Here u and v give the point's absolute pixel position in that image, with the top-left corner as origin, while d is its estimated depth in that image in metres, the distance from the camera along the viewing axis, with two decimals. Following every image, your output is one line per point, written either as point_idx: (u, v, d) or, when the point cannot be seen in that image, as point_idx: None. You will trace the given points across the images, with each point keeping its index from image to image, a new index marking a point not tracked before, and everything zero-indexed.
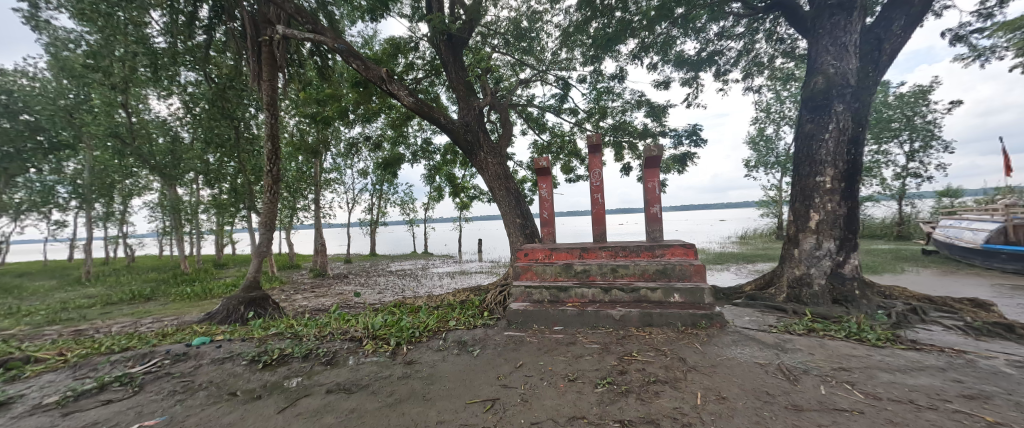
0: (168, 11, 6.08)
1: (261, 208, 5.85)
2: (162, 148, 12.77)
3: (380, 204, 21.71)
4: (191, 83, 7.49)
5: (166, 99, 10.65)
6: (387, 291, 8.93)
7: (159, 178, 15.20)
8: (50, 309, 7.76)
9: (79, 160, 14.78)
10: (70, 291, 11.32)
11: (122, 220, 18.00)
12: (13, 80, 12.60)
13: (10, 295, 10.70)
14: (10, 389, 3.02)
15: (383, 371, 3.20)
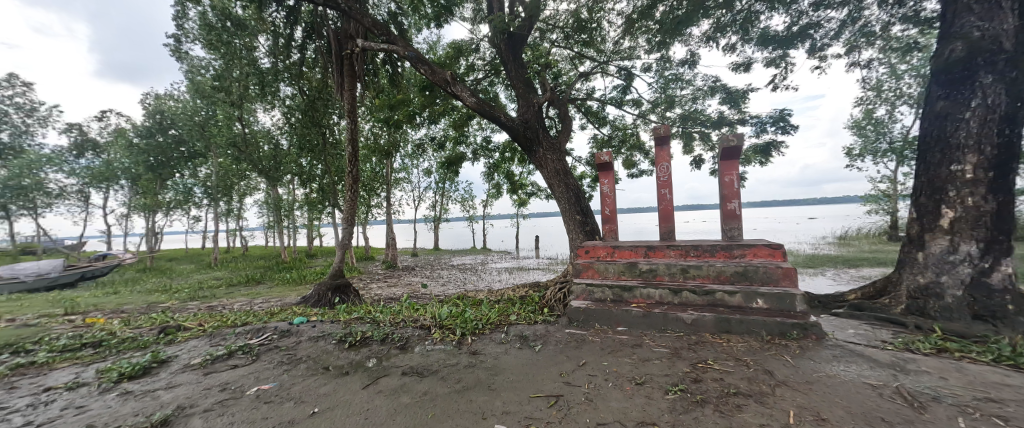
0: (270, 36, 7.05)
1: (344, 205, 6.54)
2: (266, 154, 14.98)
3: (442, 201, 22.94)
4: (288, 96, 8.65)
5: (270, 112, 12.46)
6: (450, 284, 9.44)
7: (264, 180, 17.88)
8: (193, 288, 9.63)
9: (208, 166, 18.05)
10: (203, 273, 13.91)
11: (238, 215, 21.55)
12: (165, 103, 15.79)
13: (164, 276, 13.47)
14: (169, 350, 3.79)
15: (450, 359, 3.38)
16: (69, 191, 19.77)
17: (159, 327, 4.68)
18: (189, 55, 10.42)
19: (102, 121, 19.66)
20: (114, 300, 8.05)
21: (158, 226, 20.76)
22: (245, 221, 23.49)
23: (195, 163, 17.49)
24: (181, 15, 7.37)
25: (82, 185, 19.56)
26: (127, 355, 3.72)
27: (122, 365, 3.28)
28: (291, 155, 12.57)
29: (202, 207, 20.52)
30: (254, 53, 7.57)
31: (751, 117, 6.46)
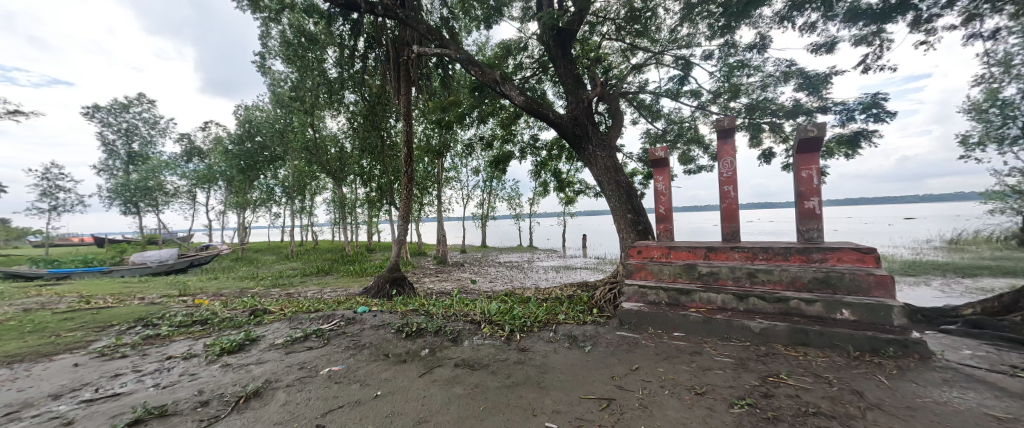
0: (338, 48, 7.72)
1: (400, 203, 6.95)
2: (333, 156, 16.41)
3: (490, 199, 23.41)
4: (352, 103, 9.38)
5: (337, 118, 13.64)
6: (498, 280, 9.62)
7: (331, 181, 19.64)
8: (276, 276, 10.93)
9: (285, 168, 20.23)
10: (282, 264, 15.68)
11: (309, 212, 23.93)
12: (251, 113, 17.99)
13: (251, 265, 15.44)
14: (258, 330, 4.33)
15: (499, 354, 3.47)
16: (182, 191, 23.45)
17: (251, 309, 5.38)
18: (272, 70, 11.76)
19: (205, 131, 22.99)
20: (215, 284, 9.40)
21: (247, 221, 23.83)
22: (316, 218, 26.06)
23: (275, 165, 19.74)
24: (267, 36, 8.37)
25: (191, 186, 23.09)
26: (227, 332, 4.33)
27: (223, 341, 3.82)
28: (354, 157, 13.66)
29: (281, 205, 23.15)
30: (324, 65, 8.33)
31: (835, 104, 5.72)
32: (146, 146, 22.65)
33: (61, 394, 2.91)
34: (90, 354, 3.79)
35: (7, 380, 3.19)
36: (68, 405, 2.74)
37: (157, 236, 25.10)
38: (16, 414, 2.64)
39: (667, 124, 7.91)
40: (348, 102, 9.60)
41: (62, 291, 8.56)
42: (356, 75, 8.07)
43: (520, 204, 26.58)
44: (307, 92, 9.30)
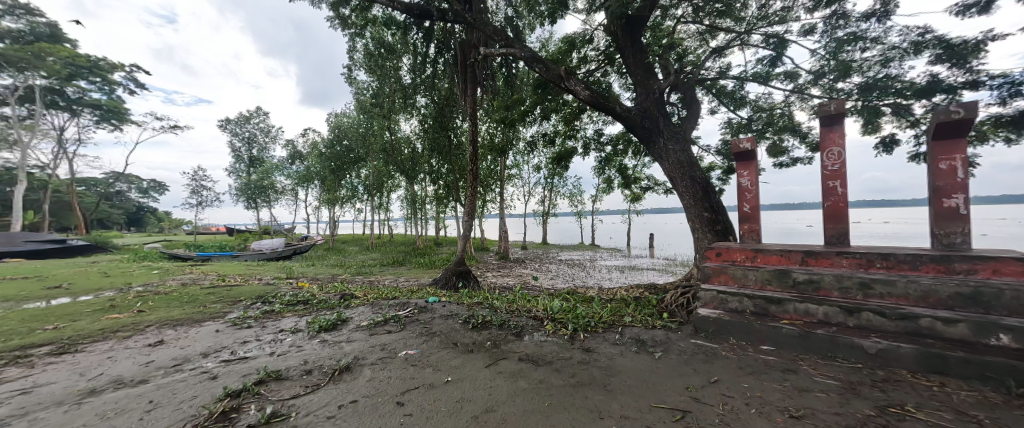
0: (412, 56, 8.33)
1: (466, 199, 7.26)
2: (406, 156, 17.81)
3: (551, 196, 23.32)
4: (424, 106, 10.07)
5: (410, 121, 14.71)
6: (560, 278, 9.58)
7: (404, 179, 21.35)
8: (359, 265, 12.29)
9: (365, 168, 22.49)
10: (363, 254, 17.56)
11: (385, 208, 26.32)
12: (340, 120, 20.37)
13: (338, 254, 17.55)
14: (348, 312, 4.91)
15: (563, 352, 3.47)
16: (286, 189, 27.52)
17: (341, 293, 6.12)
18: (357, 80, 13.14)
19: (303, 137, 26.60)
20: (312, 270, 10.89)
21: (335, 216, 27.09)
22: (390, 214, 28.59)
23: (357, 166, 22.07)
24: (354, 50, 9.40)
25: (292, 185, 26.95)
26: (323, 312, 4.98)
27: (320, 320, 4.40)
28: (425, 156, 14.69)
29: (362, 201, 25.85)
30: (400, 72, 9.07)
31: (993, 77, 4.59)
32: (262, 152, 27.02)
33: (208, 353, 3.63)
34: (227, 323, 4.67)
35: (174, 338, 4.08)
36: (214, 363, 3.42)
37: (268, 227, 29.86)
38: (181, 366, 3.36)
39: (753, 111, 7.12)
40: (420, 105, 10.32)
41: (206, 270, 10.67)
42: (427, 80, 8.62)
43: (581, 201, 26.01)
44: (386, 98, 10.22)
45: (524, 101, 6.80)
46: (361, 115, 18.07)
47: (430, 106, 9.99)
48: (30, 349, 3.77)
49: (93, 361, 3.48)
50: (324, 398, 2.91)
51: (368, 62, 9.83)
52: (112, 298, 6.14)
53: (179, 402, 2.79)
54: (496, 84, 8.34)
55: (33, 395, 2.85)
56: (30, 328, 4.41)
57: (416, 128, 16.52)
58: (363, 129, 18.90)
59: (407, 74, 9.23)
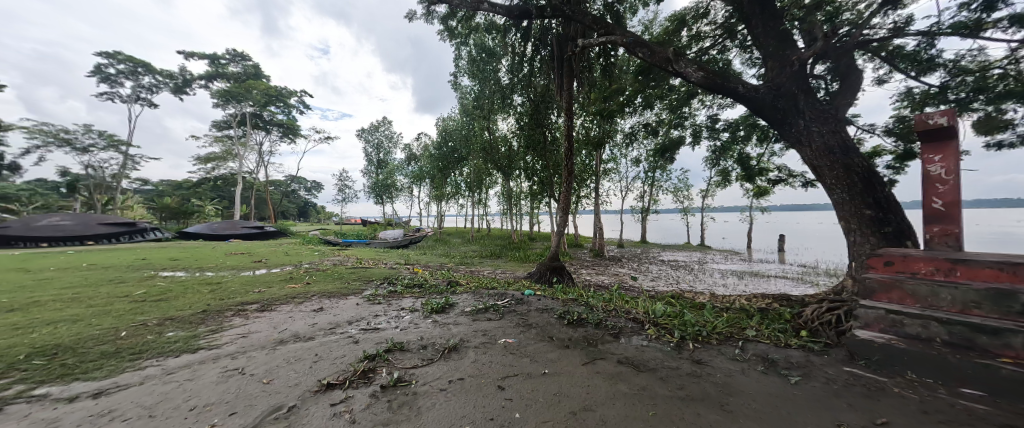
0: (510, 57, 8.75)
1: (560, 195, 7.29)
2: (504, 154, 18.76)
3: (652, 191, 21.64)
4: (521, 105, 10.46)
5: (507, 120, 15.40)
6: (662, 280, 8.86)
7: (502, 176, 22.48)
8: (463, 256, 13.52)
9: (467, 167, 24.46)
10: (464, 246, 19.25)
11: (483, 204, 28.26)
12: (447, 124, 22.58)
13: (444, 245, 19.56)
14: (455, 297, 5.49)
15: (669, 361, 3.24)
16: (403, 187, 31.83)
17: (448, 280, 6.86)
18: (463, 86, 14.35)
19: (418, 140, 30.24)
20: (425, 258, 12.43)
21: (441, 210, 30.25)
22: (488, 209, 30.53)
23: (460, 165, 24.16)
24: (459, 59, 10.29)
25: (408, 183, 31.06)
26: (434, 295, 5.67)
27: (432, 302, 5.04)
28: (521, 153, 15.22)
29: (464, 197, 28.26)
30: (498, 74, 9.65)
31: None
32: (387, 155, 31.72)
33: (353, 321, 4.49)
34: (363, 298, 5.67)
35: (329, 307, 5.15)
36: (355, 330, 4.18)
37: (389, 219, 35.12)
38: (334, 329, 4.21)
39: (947, 76, 5.40)
40: (517, 104, 10.73)
41: (349, 254, 13.17)
42: (524, 78, 8.92)
43: (689, 196, 23.31)
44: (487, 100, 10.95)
45: (622, 91, 6.46)
46: (465, 117, 19.68)
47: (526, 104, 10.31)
48: (246, 304, 5.21)
49: (282, 318, 4.64)
50: (437, 371, 3.29)
51: (472, 68, 10.64)
52: (291, 271, 8.08)
53: (333, 358, 3.50)
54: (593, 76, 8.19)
55: (248, 338, 3.95)
56: (246, 290, 6.11)
57: (513, 126, 17.23)
58: (466, 130, 20.57)
59: (506, 74, 9.64)
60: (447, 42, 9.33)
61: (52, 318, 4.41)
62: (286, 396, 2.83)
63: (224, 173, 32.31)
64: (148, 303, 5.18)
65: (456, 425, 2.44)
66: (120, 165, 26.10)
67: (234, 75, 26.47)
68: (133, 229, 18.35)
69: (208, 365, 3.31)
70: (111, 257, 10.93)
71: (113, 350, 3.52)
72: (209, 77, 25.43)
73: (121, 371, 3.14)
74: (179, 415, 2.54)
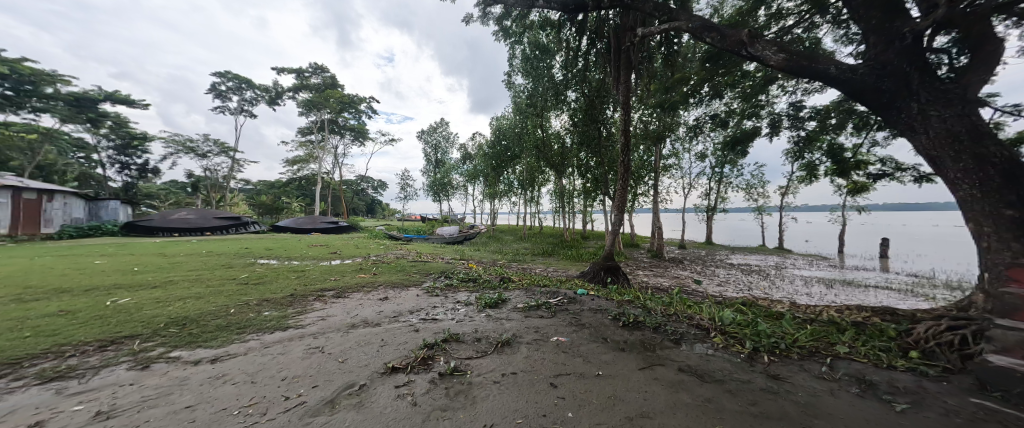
0: (564, 52, 8.72)
1: (616, 194, 7.59)
2: (557, 151, 18.65)
3: (718, 188, 19.89)
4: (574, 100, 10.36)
5: (560, 116, 15.26)
6: (730, 285, 8.12)
7: (554, 173, 22.30)
8: (515, 254, 13.71)
9: (519, 165, 24.72)
10: (516, 243, 19.49)
11: (535, 201, 28.34)
12: (501, 123, 23.04)
13: (497, 242, 20.02)
14: (507, 294, 5.69)
15: (738, 374, 3.00)
16: (457, 185, 33.13)
17: (501, 276, 7.10)
18: (518, 85, 14.51)
19: (472, 140, 31.19)
20: (479, 255, 12.85)
21: (494, 207, 30.93)
22: (540, 206, 30.53)
23: (513, 163, 24.47)
24: (512, 59, 10.45)
25: (463, 181, 32.27)
26: (487, 290, 5.92)
27: (486, 298, 5.31)
28: (575, 150, 15.02)
29: (517, 195, 28.58)
30: (552, 70, 9.66)
31: None
32: (443, 154, 33.24)
33: (415, 310, 4.84)
34: (422, 290, 6.06)
35: (393, 297, 5.58)
36: (416, 319, 4.50)
37: (445, 216, 36.78)
38: (397, 317, 4.56)
39: None
40: (571, 100, 10.63)
41: (410, 248, 14.08)
42: (579, 74, 8.85)
43: (765, 193, 20.86)
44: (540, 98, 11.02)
45: (686, 80, 6.05)
46: (518, 115, 19.88)
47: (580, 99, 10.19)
48: (324, 291, 5.85)
49: (353, 304, 5.15)
50: (491, 364, 3.38)
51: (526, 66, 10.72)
52: (361, 263, 8.90)
53: (397, 344, 3.79)
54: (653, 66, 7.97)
55: (326, 321, 4.44)
56: (324, 277, 6.87)
57: (566, 123, 17.02)
58: (519, 129, 20.78)
59: (559, 70, 9.56)
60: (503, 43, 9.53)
61: (182, 295, 5.38)
62: (358, 375, 3.12)
63: (305, 174, 36.51)
64: (249, 285, 6.07)
65: (509, 417, 2.49)
66: (229, 168, 30.94)
67: (314, 86, 29.75)
68: (238, 222, 21.36)
69: (295, 342, 3.79)
70: (223, 245, 13.03)
71: (224, 324, 4.20)
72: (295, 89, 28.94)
73: (230, 342, 3.73)
74: (274, 383, 2.94)
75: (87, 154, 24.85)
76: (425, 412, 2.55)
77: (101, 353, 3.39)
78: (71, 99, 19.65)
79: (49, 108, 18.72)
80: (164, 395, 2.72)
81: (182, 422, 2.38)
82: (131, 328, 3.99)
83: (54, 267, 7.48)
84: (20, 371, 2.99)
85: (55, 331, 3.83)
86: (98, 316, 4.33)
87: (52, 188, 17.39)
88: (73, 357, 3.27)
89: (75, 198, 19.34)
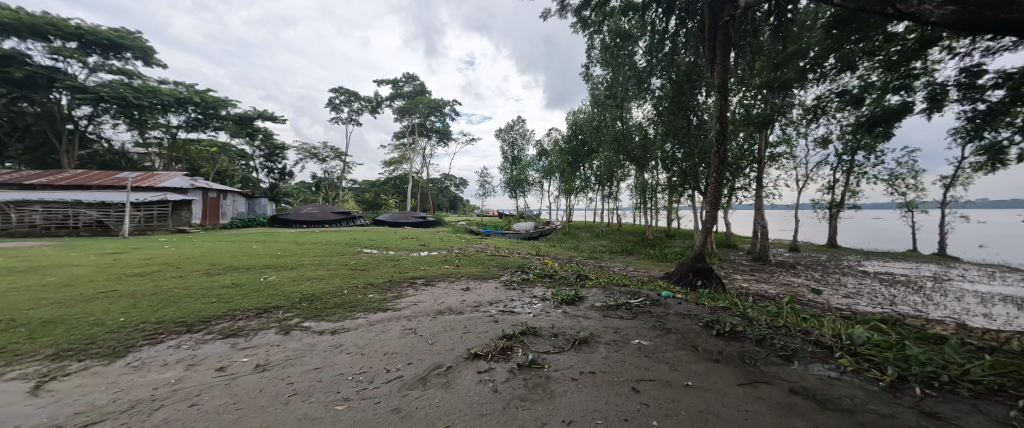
0: (648, 37, 8.30)
1: (708, 190, 7.33)
2: (637, 143, 17.64)
3: (845, 180, 16.48)
4: (659, 87, 9.77)
5: (642, 106, 14.36)
6: (861, 298, 6.68)
7: (634, 167, 21.07)
8: (592, 251, 13.38)
9: (596, 159, 23.98)
10: (593, 241, 18.94)
11: (614, 197, 27.13)
12: (578, 117, 22.64)
13: (574, 239, 19.76)
14: (586, 292, 5.77)
15: (875, 406, 2.47)
16: (532, 181, 33.43)
17: (577, 273, 7.13)
18: (597, 76, 14.11)
19: (548, 136, 31.16)
20: (555, 251, 12.88)
21: (570, 203, 30.56)
22: (619, 203, 29.13)
23: (590, 157, 23.81)
24: (592, 51, 10.20)
25: (539, 177, 32.55)
26: (564, 287, 6.04)
27: (563, 294, 5.46)
28: (660, 142, 14.03)
29: (593, 191, 27.80)
30: (634, 58, 9.15)
31: None
32: (519, 152, 33.86)
33: (496, 302, 5.16)
34: (501, 283, 6.38)
35: (474, 288, 5.95)
36: (495, 311, 4.76)
37: (520, 212, 37.57)
38: (479, 308, 4.88)
39: None
40: (655, 88, 10.02)
41: (489, 243, 14.73)
42: (666, 58, 8.38)
43: (918, 185, 16.52)
44: (620, 88, 10.54)
45: (804, 52, 5.13)
46: (596, 108, 19.29)
47: (666, 86, 9.59)
48: (415, 278, 6.53)
49: (441, 292, 5.66)
50: (568, 360, 3.37)
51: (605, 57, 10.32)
52: (445, 255, 9.65)
53: (479, 332, 4.03)
54: (758, 40, 7.18)
55: (418, 306, 4.95)
56: (415, 267, 7.65)
57: (649, 112, 15.97)
58: (597, 122, 20.17)
59: (642, 57, 9.07)
60: (581, 35, 9.30)
61: (309, 275, 6.55)
62: (445, 357, 3.41)
63: (398, 174, 40.88)
64: (357, 270, 7.09)
65: (588, 417, 2.44)
66: (341, 170, 36.34)
67: (408, 94, 33.41)
68: (348, 216, 24.74)
69: (393, 323, 4.29)
70: (339, 236, 15.43)
71: (339, 303, 4.96)
72: (391, 98, 32.64)
73: (345, 318, 4.42)
74: (377, 356, 3.38)
75: (246, 162, 31.68)
76: (505, 400, 2.66)
77: (258, 318, 4.31)
78: (237, 119, 25.07)
79: (223, 127, 24.30)
80: (299, 357, 3.33)
81: (312, 380, 2.89)
82: (276, 301, 4.97)
83: (229, 250, 9.75)
84: (210, 327, 3.97)
85: (229, 299, 4.99)
86: (255, 289, 5.50)
87: (226, 189, 22.48)
88: (241, 320, 4.22)
89: (238, 196, 24.77)
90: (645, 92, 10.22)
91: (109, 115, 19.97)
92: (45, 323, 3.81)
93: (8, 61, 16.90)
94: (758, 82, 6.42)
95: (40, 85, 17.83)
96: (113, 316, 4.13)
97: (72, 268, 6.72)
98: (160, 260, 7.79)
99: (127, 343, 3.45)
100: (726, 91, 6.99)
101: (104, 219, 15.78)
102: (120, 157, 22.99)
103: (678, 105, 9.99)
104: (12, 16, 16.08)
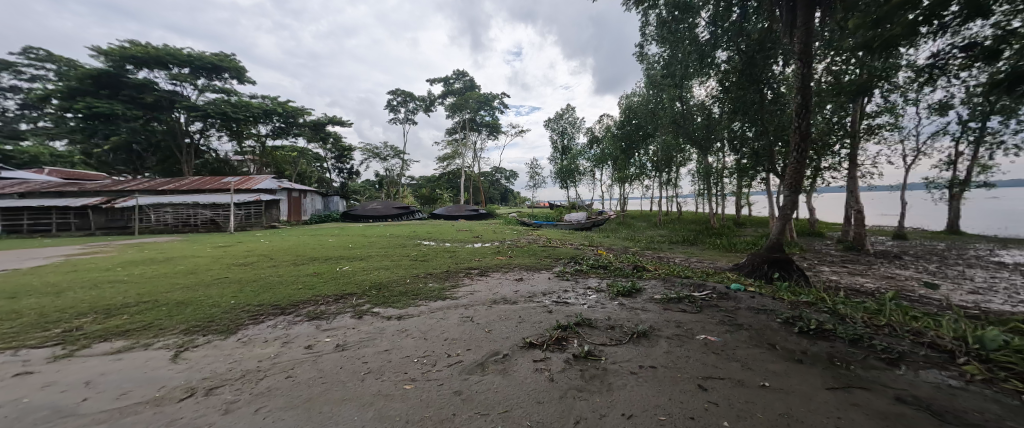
0: (713, 4, 7.68)
1: (786, 173, 6.57)
2: (701, 124, 16.40)
3: (973, 152, 13.61)
4: (724, 62, 8.99)
5: (703, 84, 13.32)
6: (996, 294, 5.50)
7: (696, 151, 19.53)
8: (650, 241, 12.75)
9: (653, 144, 22.61)
10: (650, 230, 18.07)
11: (674, 184, 25.44)
12: (632, 101, 21.60)
13: (629, 229, 19.00)
14: (644, 284, 5.56)
15: (1016, 423, 2.07)
16: (584, 168, 32.55)
17: (633, 264, 6.87)
18: (652, 57, 13.47)
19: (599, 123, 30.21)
20: (609, 241, 12.56)
21: (624, 192, 29.34)
22: (679, 190, 27.31)
23: (646, 143, 22.62)
24: (647, 28, 9.54)
25: (590, 166, 31.69)
26: (620, 278, 5.92)
27: (619, 285, 5.34)
28: (727, 121, 12.93)
29: (650, 179, 26.28)
30: (695, 30, 8.38)
31: None
32: (570, 140, 33.17)
33: (549, 293, 5.20)
34: (554, 273, 6.40)
35: (527, 279, 6.03)
36: (549, 301, 4.79)
37: (571, 202, 36.86)
38: (532, 298, 4.97)
39: None
40: (720, 63, 9.25)
41: (543, 234, 14.66)
42: (736, 27, 7.76)
43: None
44: (677, 66, 9.73)
45: (915, 1, 4.24)
46: (651, 90, 18.20)
47: (733, 60, 8.81)
48: (471, 269, 6.79)
49: (496, 282, 5.83)
50: (627, 354, 3.27)
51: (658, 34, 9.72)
52: (499, 246, 9.87)
53: (533, 322, 4.09)
54: None
55: (474, 295, 5.18)
56: (470, 258, 7.94)
57: (710, 91, 14.81)
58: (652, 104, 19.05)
59: (705, 29, 8.38)
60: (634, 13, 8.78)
61: (375, 265, 7.17)
62: (502, 345, 3.52)
63: (451, 169, 42.43)
64: (417, 261, 7.59)
65: (650, 413, 2.35)
66: (400, 168, 38.66)
67: (458, 91, 34.51)
68: (408, 210, 26.39)
69: (452, 311, 4.53)
70: (402, 229, 16.50)
71: (403, 291, 5.34)
72: (443, 96, 33.96)
73: (409, 305, 4.75)
74: (439, 341, 3.60)
75: (319, 164, 35.26)
76: (563, 390, 2.67)
77: (336, 303, 4.82)
78: (312, 125, 27.91)
79: (301, 133, 27.26)
80: (372, 339, 3.67)
81: (384, 360, 3.16)
82: (350, 288, 5.52)
83: (310, 243, 10.97)
84: (299, 310, 4.53)
85: (312, 285, 5.66)
86: (332, 277, 6.17)
87: (306, 189, 25.20)
88: (323, 304, 4.76)
89: (315, 195, 27.69)
90: (708, 68, 9.46)
91: (214, 129, 23.44)
92: (178, 303, 4.66)
93: (143, 89, 20.56)
94: (851, 45, 5.52)
95: (165, 107, 21.45)
96: (226, 299, 4.90)
97: (195, 259, 8.11)
98: (257, 252, 9.07)
99: (238, 322, 4.08)
100: (809, 59, 6.30)
101: (215, 218, 18.85)
102: (224, 165, 27.07)
103: (748, 81, 8.94)
104: (144, 51, 19.52)
